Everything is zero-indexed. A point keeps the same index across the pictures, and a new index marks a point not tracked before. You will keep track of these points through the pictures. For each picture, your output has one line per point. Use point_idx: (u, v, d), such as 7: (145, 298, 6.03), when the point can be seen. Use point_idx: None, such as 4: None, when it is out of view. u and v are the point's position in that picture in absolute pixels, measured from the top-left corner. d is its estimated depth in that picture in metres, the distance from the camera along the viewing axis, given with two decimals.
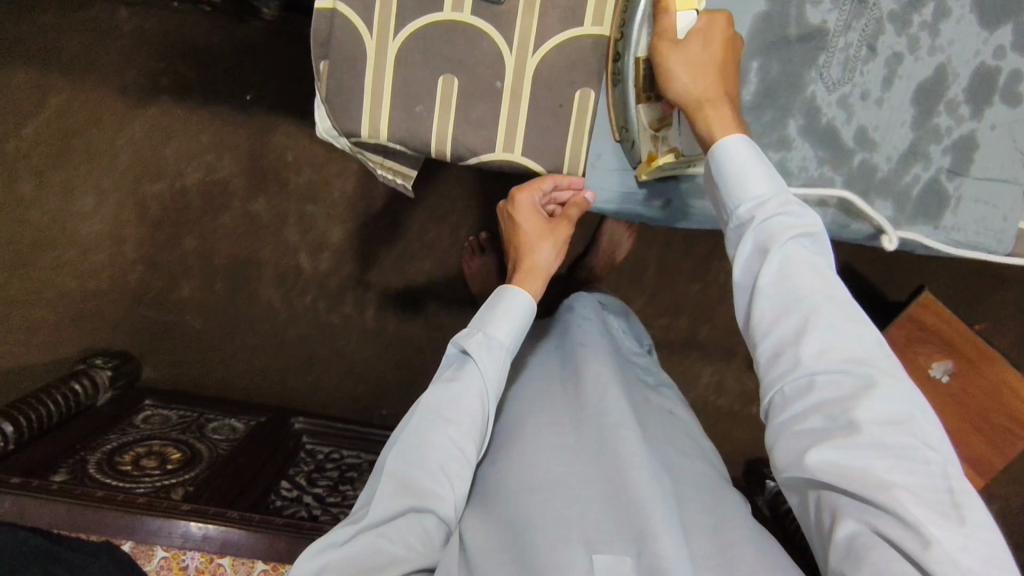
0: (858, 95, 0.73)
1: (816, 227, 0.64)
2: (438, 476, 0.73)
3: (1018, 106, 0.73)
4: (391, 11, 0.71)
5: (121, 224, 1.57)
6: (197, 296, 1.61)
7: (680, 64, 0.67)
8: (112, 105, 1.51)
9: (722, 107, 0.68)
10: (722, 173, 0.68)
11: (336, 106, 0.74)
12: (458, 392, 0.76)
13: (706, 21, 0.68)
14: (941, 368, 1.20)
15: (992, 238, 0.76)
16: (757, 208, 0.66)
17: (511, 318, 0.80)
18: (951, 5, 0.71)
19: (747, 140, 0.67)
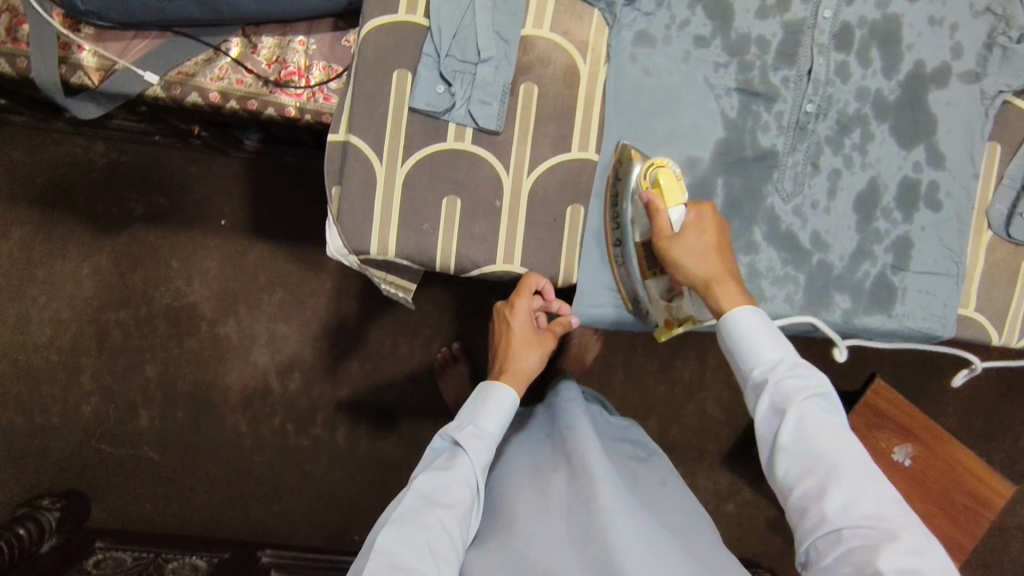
0: (809, 204, 0.85)
1: (826, 385, 0.65)
2: (428, 553, 0.68)
3: (939, 210, 0.86)
4: (400, 142, 0.80)
5: (79, 352, 1.53)
6: (157, 425, 1.54)
7: (682, 250, 0.74)
8: (79, 237, 1.52)
9: (731, 285, 0.72)
10: (733, 337, 0.71)
11: (347, 226, 0.79)
12: (448, 476, 0.75)
13: (694, 213, 0.76)
14: (903, 451, 1.28)
15: (938, 323, 0.86)
16: (768, 371, 0.68)
17: (497, 410, 0.82)
18: (874, 130, 0.85)
19: (756, 310, 0.71)
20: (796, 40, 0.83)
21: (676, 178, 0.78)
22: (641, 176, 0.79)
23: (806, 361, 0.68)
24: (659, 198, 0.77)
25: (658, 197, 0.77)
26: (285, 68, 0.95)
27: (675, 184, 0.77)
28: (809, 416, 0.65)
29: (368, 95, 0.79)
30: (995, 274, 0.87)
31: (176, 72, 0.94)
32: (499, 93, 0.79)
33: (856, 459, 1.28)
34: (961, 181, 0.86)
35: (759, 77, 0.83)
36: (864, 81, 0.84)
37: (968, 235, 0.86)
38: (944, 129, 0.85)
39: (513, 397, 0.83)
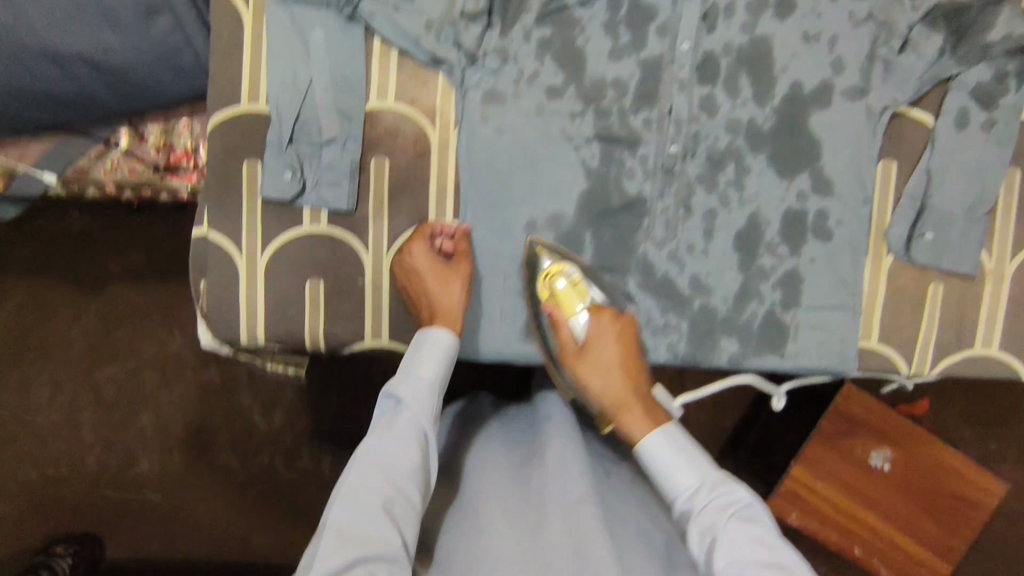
0: (685, 249, 0.81)
1: (747, 499, 0.64)
2: (386, 520, 0.59)
3: (829, 240, 0.80)
4: (258, 232, 0.80)
5: (79, 408, 1.35)
6: (158, 470, 1.35)
7: (587, 367, 0.75)
8: (58, 292, 1.34)
9: (636, 408, 0.71)
10: (651, 468, 0.69)
11: (218, 320, 0.81)
12: (393, 436, 0.65)
13: (594, 323, 0.77)
14: (879, 457, 1.10)
15: (835, 359, 0.82)
16: (692, 499, 0.65)
17: (435, 356, 0.72)
18: (749, 163, 0.80)
19: (664, 428, 0.70)
20: (655, 79, 0.79)
21: (575, 282, 0.78)
22: (540, 282, 0.79)
23: (729, 482, 0.66)
24: (562, 308, 0.79)
25: (556, 308, 0.79)
26: (173, 153, 0.97)
27: (574, 289, 0.78)
28: (738, 538, 0.61)
29: (221, 189, 0.80)
30: (899, 302, 0.81)
31: (72, 169, 0.97)
32: (347, 173, 0.79)
33: (827, 467, 1.10)
34: (851, 208, 0.80)
35: (619, 122, 0.79)
36: (735, 113, 0.79)
37: (863, 264, 0.81)
38: (829, 153, 0.79)
39: (454, 336, 0.75)
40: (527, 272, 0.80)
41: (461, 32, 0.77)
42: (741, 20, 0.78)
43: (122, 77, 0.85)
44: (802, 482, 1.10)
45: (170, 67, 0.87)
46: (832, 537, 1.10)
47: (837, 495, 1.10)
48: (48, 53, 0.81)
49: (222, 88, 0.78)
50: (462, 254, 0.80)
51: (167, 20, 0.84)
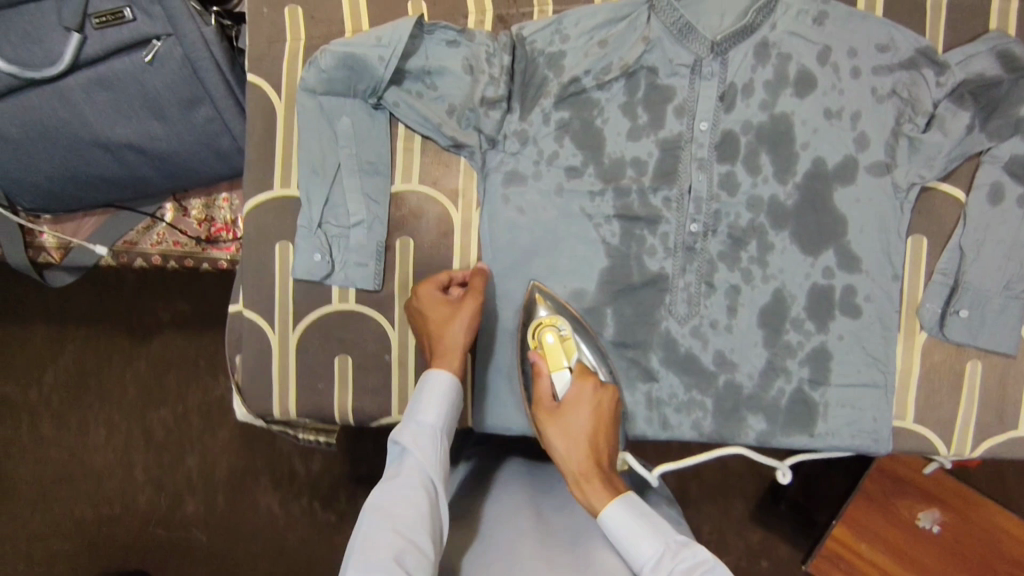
0: (708, 325, 0.80)
1: (712, 560, 0.63)
2: (397, 567, 0.57)
3: (858, 316, 0.79)
4: (289, 310, 0.84)
5: (131, 447, 1.39)
6: (202, 511, 1.38)
7: (555, 427, 0.73)
8: (114, 340, 1.40)
9: (595, 478, 0.70)
10: (614, 539, 0.67)
11: (251, 394, 0.84)
12: (399, 487, 0.64)
13: (574, 387, 0.76)
14: (927, 517, 1.03)
15: (869, 438, 0.79)
16: (657, 567, 0.64)
17: (435, 400, 0.71)
18: (772, 240, 0.79)
19: (621, 498, 0.69)
20: (674, 158, 0.79)
21: (564, 337, 0.79)
22: (532, 332, 0.80)
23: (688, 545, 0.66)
24: (545, 361, 0.78)
25: (541, 360, 0.78)
26: (214, 225, 1.02)
27: (561, 345, 0.78)
28: None
29: (254, 269, 0.83)
30: (935, 380, 0.79)
31: (122, 241, 1.03)
32: (373, 253, 0.81)
33: (872, 528, 1.04)
34: (880, 284, 0.78)
35: (638, 201, 0.80)
36: (755, 190, 0.79)
37: (896, 341, 0.78)
38: (856, 229, 0.78)
39: (456, 377, 0.73)
40: (523, 319, 0.80)
41: (482, 118, 0.79)
42: (760, 99, 0.78)
43: (169, 162, 0.90)
44: (845, 544, 1.03)
45: (212, 151, 0.89)
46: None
47: (885, 560, 1.02)
48: (101, 144, 0.87)
49: (257, 174, 0.82)
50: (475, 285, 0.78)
51: (208, 110, 0.86)
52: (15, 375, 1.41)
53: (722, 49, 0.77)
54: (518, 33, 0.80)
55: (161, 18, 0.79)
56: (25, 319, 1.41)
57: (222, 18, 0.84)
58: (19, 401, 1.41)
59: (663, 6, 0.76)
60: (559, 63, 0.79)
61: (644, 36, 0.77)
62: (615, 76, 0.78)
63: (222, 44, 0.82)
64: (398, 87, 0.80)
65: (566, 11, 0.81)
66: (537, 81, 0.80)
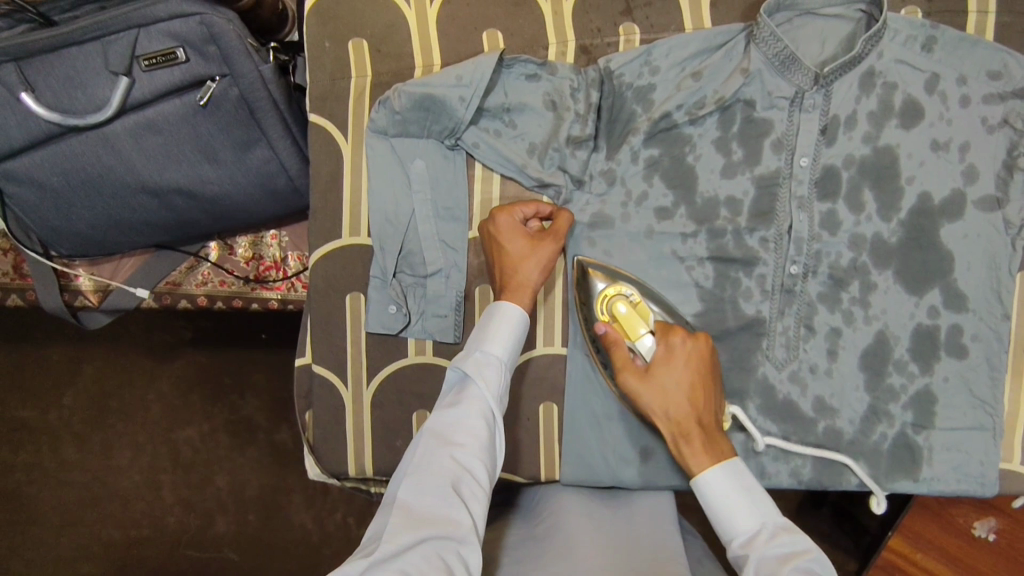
0: (808, 370, 0.77)
1: (815, 552, 0.58)
2: (455, 496, 0.55)
3: (965, 357, 0.75)
4: (362, 364, 0.79)
5: (157, 468, 1.28)
6: (235, 531, 1.27)
7: (648, 389, 0.67)
8: (134, 361, 1.30)
9: (697, 437, 0.65)
10: (709, 503, 0.63)
11: (324, 453, 0.80)
12: (460, 410, 0.60)
13: (662, 345, 0.69)
14: (983, 527, 0.98)
15: (975, 482, 0.76)
16: (749, 544, 0.60)
17: (506, 331, 0.66)
18: (875, 280, 0.75)
19: (726, 466, 0.63)
20: (771, 196, 0.74)
21: (634, 302, 0.72)
22: (598, 308, 0.74)
23: (791, 526, 0.61)
24: (623, 331, 0.72)
25: (616, 329, 0.72)
26: (262, 264, 0.96)
27: (635, 312, 0.72)
28: None
29: (324, 322, 0.78)
30: None
31: (164, 282, 0.97)
32: (452, 303, 0.76)
33: (928, 538, 1.00)
34: (988, 323, 0.75)
35: (733, 242, 0.75)
36: (857, 228, 0.75)
37: (1004, 382, 0.75)
38: (962, 266, 0.74)
39: (525, 312, 0.68)
40: (582, 299, 0.75)
41: (567, 158, 0.75)
42: (863, 131, 0.73)
43: (219, 206, 0.84)
44: (900, 555, 1.01)
45: (266, 191, 0.84)
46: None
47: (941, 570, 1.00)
48: (148, 189, 0.82)
49: (323, 222, 0.77)
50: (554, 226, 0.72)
51: (264, 151, 0.80)
52: (29, 399, 1.31)
53: (827, 81, 0.72)
54: (606, 66, 0.74)
55: (215, 59, 0.73)
56: (36, 346, 1.31)
57: (279, 52, 0.78)
58: (36, 425, 1.31)
59: (765, 36, 0.70)
60: (649, 97, 0.74)
61: (742, 67, 0.73)
62: (709, 111, 0.73)
63: (279, 82, 0.76)
64: (476, 126, 0.75)
65: (654, 40, 0.75)
66: (624, 117, 0.75)
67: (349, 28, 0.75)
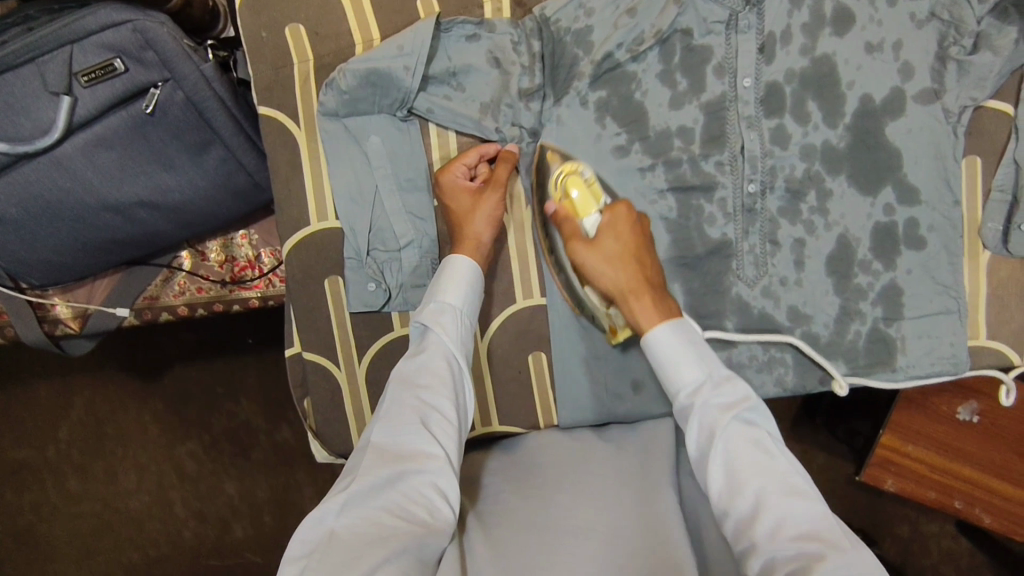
0: (778, 283, 0.80)
1: (754, 401, 0.63)
2: (424, 434, 0.61)
3: (924, 247, 0.78)
4: (351, 345, 0.80)
5: (165, 486, 1.30)
6: (251, 534, 1.29)
7: (585, 253, 0.71)
8: (123, 385, 1.29)
9: (646, 293, 0.69)
10: (656, 358, 0.67)
11: (327, 436, 0.82)
12: (424, 358, 0.65)
13: (609, 215, 0.73)
14: (966, 411, 1.02)
15: (949, 363, 0.79)
16: (695, 393, 0.64)
17: (460, 280, 0.69)
18: (830, 187, 0.78)
19: (675, 321, 0.68)
20: (720, 120, 0.77)
21: (590, 183, 0.74)
22: (552, 184, 0.75)
23: (730, 375, 0.65)
24: (573, 210, 0.74)
25: (567, 209, 0.74)
26: (236, 265, 0.97)
27: (588, 192, 0.74)
28: (738, 443, 0.61)
29: (307, 310, 0.80)
30: (1004, 295, 0.80)
31: (142, 298, 0.97)
32: (429, 272, 0.78)
33: (917, 429, 1.03)
34: (941, 212, 0.78)
35: (690, 170, 0.78)
36: (807, 139, 0.77)
37: (963, 266, 0.79)
38: (910, 160, 0.77)
39: (476, 263, 0.71)
40: (537, 180, 0.77)
41: (521, 112, 0.76)
42: (800, 44, 0.75)
43: (186, 212, 0.85)
44: (892, 450, 1.04)
45: (229, 191, 0.84)
46: (930, 496, 1.04)
47: (931, 456, 1.03)
48: (108, 207, 0.82)
49: (290, 213, 0.78)
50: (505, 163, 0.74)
51: (219, 152, 0.81)
52: (25, 438, 1.31)
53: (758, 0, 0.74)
54: (542, 15, 0.76)
55: (154, 64, 0.73)
56: (25, 385, 1.31)
57: (216, 50, 0.77)
58: (38, 463, 1.31)
59: None
60: (589, 39, 0.75)
61: None
62: (650, 45, 0.75)
63: (222, 80, 0.76)
64: (427, 93, 0.75)
65: None
66: (567, 63, 0.76)
67: (282, 14, 0.75)
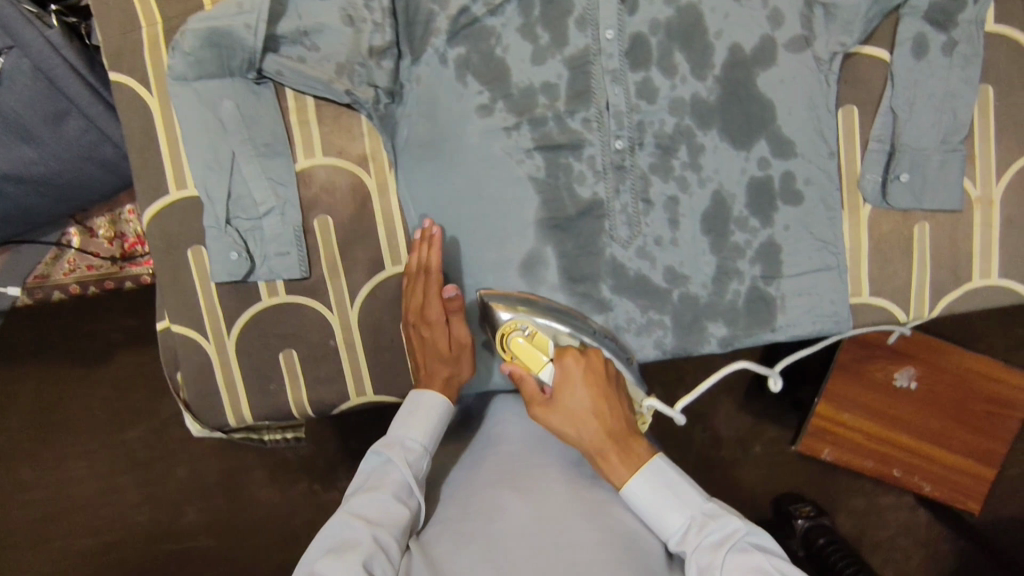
0: (653, 242, 0.78)
1: (743, 529, 0.64)
2: (367, 567, 0.59)
3: (801, 201, 0.76)
4: (219, 316, 0.79)
5: (115, 473, 1.17)
6: (209, 517, 1.18)
7: (556, 418, 0.70)
8: (64, 368, 1.16)
9: (612, 453, 0.68)
10: (640, 511, 0.67)
11: (201, 410, 0.81)
12: (382, 495, 0.65)
13: (560, 369, 0.71)
14: (903, 379, 1.00)
15: (830, 321, 0.78)
16: (683, 541, 0.65)
17: (428, 423, 0.71)
18: (702, 141, 0.75)
19: (646, 470, 0.67)
20: (585, 75, 0.74)
21: (531, 335, 0.73)
22: (500, 346, 0.75)
23: (713, 508, 0.66)
24: (525, 364, 0.73)
25: (519, 365, 0.72)
26: (126, 240, 0.95)
27: (532, 344, 0.73)
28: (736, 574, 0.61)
29: (172, 282, 0.78)
30: (886, 249, 0.78)
31: (33, 277, 0.96)
32: (293, 240, 0.77)
33: (851, 398, 1.02)
34: (817, 164, 0.75)
35: (556, 128, 0.75)
36: (675, 92, 0.74)
37: (842, 220, 0.77)
38: (784, 111, 0.74)
39: (447, 400, 0.72)
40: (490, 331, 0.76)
41: (374, 70, 0.73)
42: None
43: (54, 185, 0.82)
44: (827, 419, 1.03)
45: (95, 163, 0.82)
46: (865, 463, 1.05)
47: (867, 425, 1.03)
48: None
49: (147, 181, 0.76)
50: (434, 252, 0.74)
51: (78, 121, 0.79)
52: None
53: None
54: None
55: None
56: None
57: (63, 15, 0.75)
58: None
59: None
60: None
61: None
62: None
63: (73, 46, 0.75)
64: (275, 53, 0.72)
65: None
66: (422, 18, 0.73)
67: None
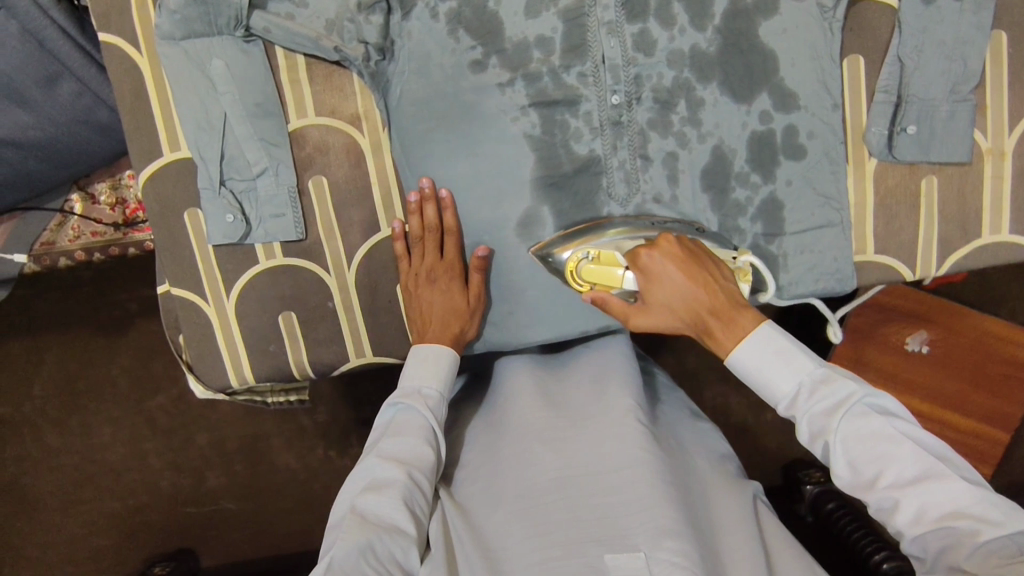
0: (652, 200, 0.76)
1: (860, 392, 0.58)
2: (404, 506, 0.60)
3: (804, 156, 0.74)
4: (217, 279, 0.79)
5: (139, 438, 1.18)
6: (233, 479, 1.19)
7: (658, 317, 0.66)
8: (86, 336, 1.16)
9: (718, 328, 0.63)
10: (745, 377, 0.63)
11: (204, 372, 0.82)
12: (411, 437, 0.64)
13: (638, 268, 0.66)
14: (914, 341, 0.97)
15: (834, 281, 0.76)
16: (792, 407, 0.60)
17: (438, 368, 0.70)
18: (701, 95, 0.73)
19: (756, 339, 0.61)
20: (580, 27, 0.72)
21: (596, 257, 0.71)
22: (575, 283, 0.72)
23: (828, 372, 0.60)
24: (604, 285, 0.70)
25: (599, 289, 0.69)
26: (128, 207, 0.95)
27: (601, 263, 0.70)
28: (852, 441, 0.57)
29: (169, 246, 0.78)
30: (891, 205, 0.76)
31: (38, 244, 0.95)
32: (288, 201, 0.77)
33: (864, 360, 0.98)
34: (820, 117, 0.73)
35: (552, 83, 0.73)
36: (673, 45, 0.72)
37: (845, 175, 0.75)
38: (786, 62, 0.72)
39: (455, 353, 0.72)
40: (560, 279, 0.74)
41: (363, 26, 0.72)
42: None
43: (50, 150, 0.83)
44: None
45: (89, 127, 0.83)
46: None
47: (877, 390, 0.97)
48: None
49: (140, 144, 0.76)
50: (445, 206, 0.75)
51: (71, 84, 0.80)
52: None
53: None
54: None
55: None
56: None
57: None
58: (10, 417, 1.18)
59: None
60: None
61: None
62: None
63: (60, 8, 0.75)
64: (264, 10, 0.72)
65: None
66: None
67: None
